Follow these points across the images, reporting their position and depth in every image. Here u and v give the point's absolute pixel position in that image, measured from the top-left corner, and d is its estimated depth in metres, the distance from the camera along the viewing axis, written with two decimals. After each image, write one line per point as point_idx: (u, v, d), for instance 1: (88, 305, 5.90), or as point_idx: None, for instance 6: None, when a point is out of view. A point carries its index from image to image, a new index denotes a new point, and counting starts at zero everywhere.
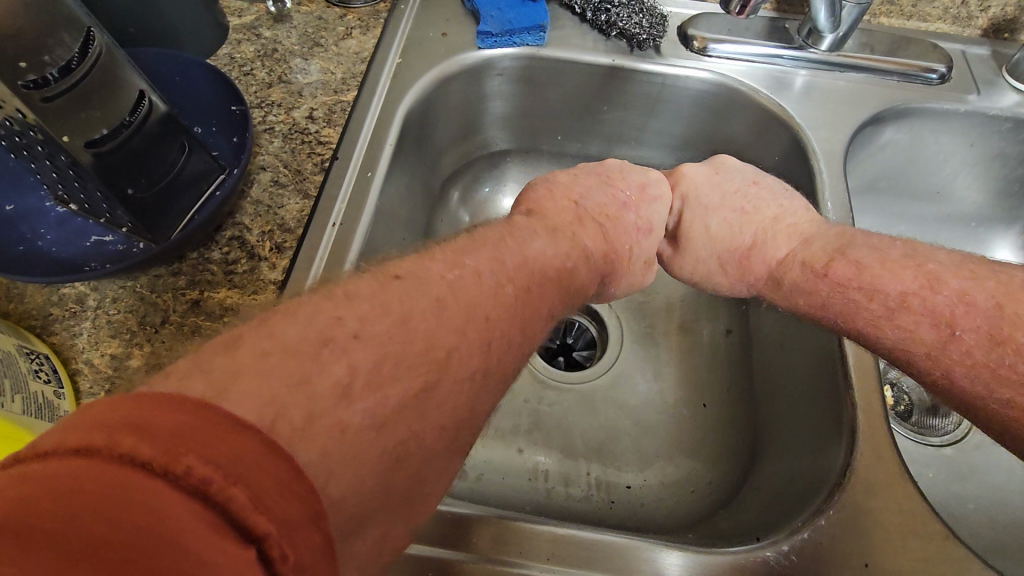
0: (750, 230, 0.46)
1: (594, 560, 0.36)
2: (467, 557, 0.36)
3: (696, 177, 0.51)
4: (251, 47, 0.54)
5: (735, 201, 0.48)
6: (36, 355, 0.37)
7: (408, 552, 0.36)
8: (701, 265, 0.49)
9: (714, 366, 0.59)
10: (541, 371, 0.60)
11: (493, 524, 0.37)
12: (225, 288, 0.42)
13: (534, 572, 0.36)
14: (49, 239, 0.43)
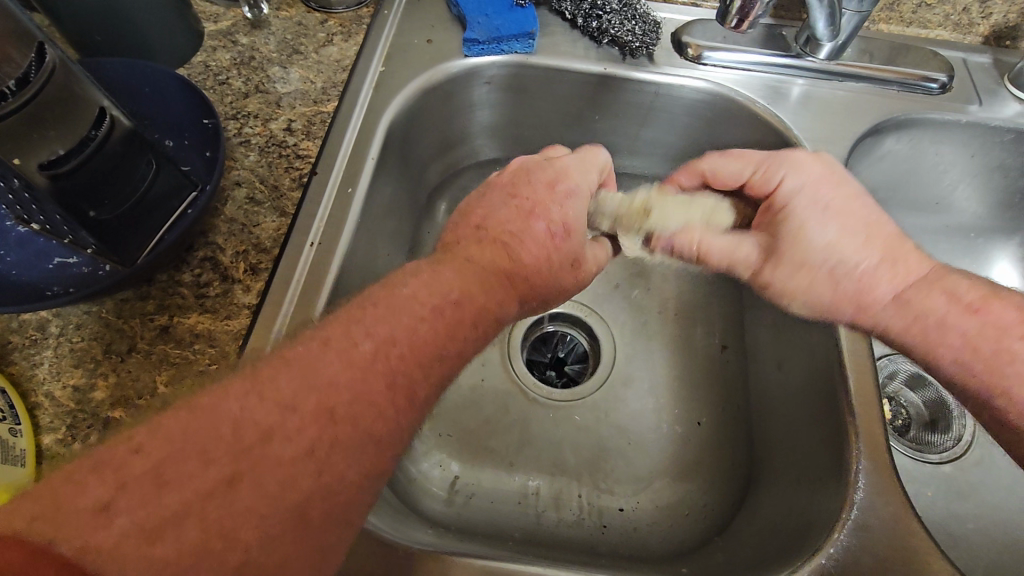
0: (876, 249, 0.40)
1: None
2: None
3: (818, 175, 0.41)
4: (227, 55, 0.52)
5: (862, 211, 0.40)
6: None
7: None
8: (797, 283, 0.41)
9: (710, 383, 0.57)
10: (532, 388, 0.59)
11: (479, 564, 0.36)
12: (196, 313, 0.40)
13: None
14: (9, 261, 0.41)
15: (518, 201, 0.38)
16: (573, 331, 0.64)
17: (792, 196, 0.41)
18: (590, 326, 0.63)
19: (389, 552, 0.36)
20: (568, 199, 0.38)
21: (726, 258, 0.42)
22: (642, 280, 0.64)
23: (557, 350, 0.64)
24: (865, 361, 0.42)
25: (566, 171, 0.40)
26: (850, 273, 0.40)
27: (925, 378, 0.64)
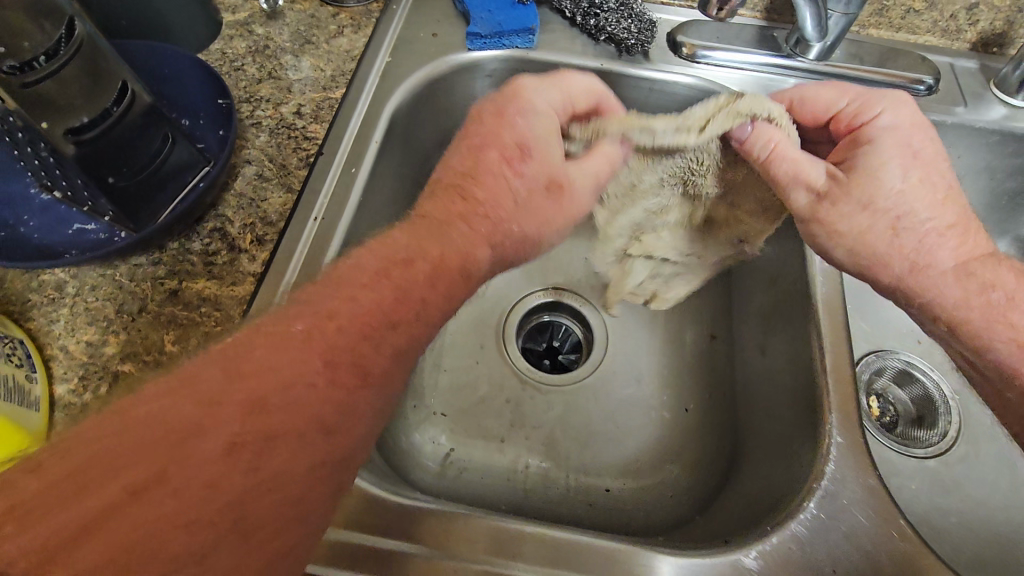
0: (945, 216, 0.40)
1: (583, 562, 0.36)
2: (434, 552, 0.36)
3: (909, 122, 0.41)
4: (243, 43, 0.55)
5: (945, 177, 0.40)
6: (10, 340, 0.37)
7: (377, 545, 0.36)
8: (856, 223, 0.40)
9: (697, 370, 0.59)
10: (524, 372, 0.60)
11: (470, 523, 0.37)
12: (203, 280, 0.42)
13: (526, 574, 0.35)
14: (32, 226, 0.43)
15: (468, 140, 0.42)
16: (568, 321, 0.65)
17: (885, 137, 0.41)
18: (585, 316, 0.64)
19: (377, 506, 0.38)
20: (520, 122, 0.41)
21: (794, 173, 0.41)
22: None
23: (552, 339, 0.65)
24: (842, 345, 0.43)
25: (522, 93, 0.42)
26: (912, 221, 0.40)
27: (912, 375, 0.65)
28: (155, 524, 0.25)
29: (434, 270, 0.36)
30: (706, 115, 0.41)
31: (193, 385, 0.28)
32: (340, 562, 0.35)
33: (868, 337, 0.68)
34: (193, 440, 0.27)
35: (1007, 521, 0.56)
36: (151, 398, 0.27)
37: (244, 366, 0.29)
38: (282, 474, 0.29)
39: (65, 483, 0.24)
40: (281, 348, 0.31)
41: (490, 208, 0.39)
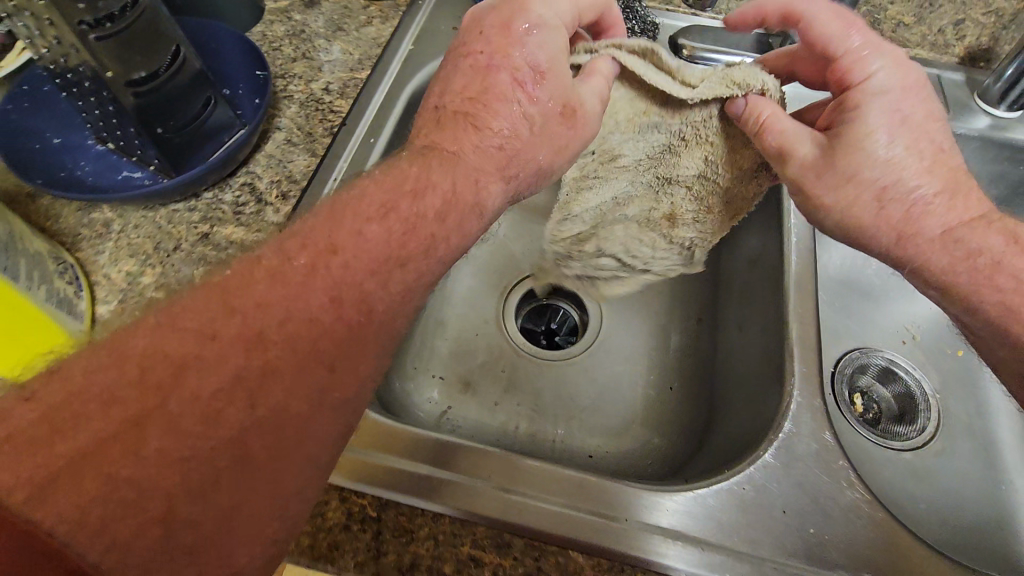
0: (933, 183, 0.41)
1: (587, 492, 0.38)
2: (459, 476, 0.38)
3: (895, 80, 0.41)
4: (282, 28, 0.61)
5: (932, 136, 0.41)
6: (62, 262, 0.42)
7: (404, 468, 0.38)
8: (841, 196, 0.42)
9: (682, 351, 0.62)
10: (520, 345, 0.64)
11: (481, 451, 0.40)
12: (231, 226, 0.48)
13: (539, 500, 0.37)
14: (86, 171, 0.49)
15: (474, 61, 0.42)
16: (566, 305, 0.69)
17: (872, 97, 0.41)
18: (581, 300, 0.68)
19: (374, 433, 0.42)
20: (528, 38, 0.41)
21: (785, 145, 0.41)
22: None
23: (550, 322, 0.68)
24: (810, 319, 0.46)
25: (528, 4, 0.41)
26: (895, 191, 0.41)
27: (894, 372, 0.68)
28: (156, 458, 0.26)
29: (441, 204, 0.38)
30: (636, 117, 0.47)
31: (186, 318, 0.29)
32: (368, 479, 0.38)
33: (850, 335, 0.70)
34: (189, 373, 0.28)
35: (974, 512, 0.58)
36: (142, 333, 0.28)
37: (236, 299, 0.31)
38: (284, 411, 0.30)
39: (55, 417, 0.25)
40: (283, 274, 0.32)
41: (501, 143, 0.41)
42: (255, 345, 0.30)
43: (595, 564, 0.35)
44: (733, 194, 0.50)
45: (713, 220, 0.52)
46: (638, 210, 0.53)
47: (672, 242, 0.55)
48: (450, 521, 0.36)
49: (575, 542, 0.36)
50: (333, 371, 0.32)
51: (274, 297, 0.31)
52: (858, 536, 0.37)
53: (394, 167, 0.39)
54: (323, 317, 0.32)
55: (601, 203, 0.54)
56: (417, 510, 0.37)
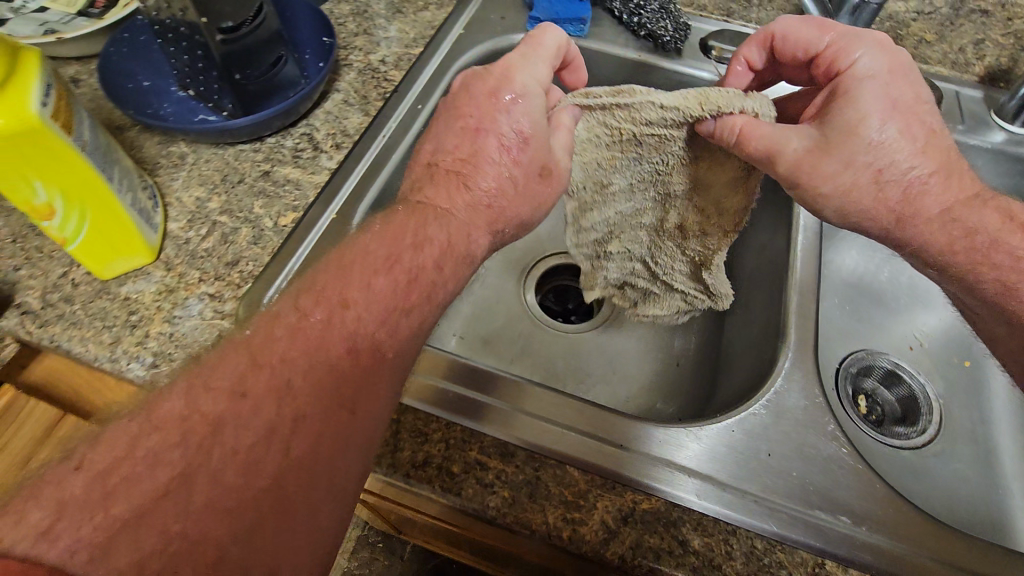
0: (927, 164, 0.44)
1: (604, 425, 0.41)
2: (496, 399, 0.42)
3: (877, 66, 0.44)
4: (347, 6, 0.68)
5: (921, 118, 0.44)
6: (146, 182, 0.47)
7: (448, 387, 0.42)
8: (840, 182, 0.43)
9: (691, 332, 0.65)
10: (536, 315, 0.68)
11: (511, 379, 0.43)
12: (290, 166, 0.53)
13: (560, 427, 0.41)
14: (167, 111, 0.55)
15: (464, 123, 0.48)
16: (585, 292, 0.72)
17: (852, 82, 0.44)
18: None
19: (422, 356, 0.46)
20: (513, 107, 0.47)
21: (769, 150, 0.43)
22: None
23: (567, 305, 0.72)
24: (810, 295, 0.49)
25: (512, 77, 0.47)
26: (889, 172, 0.43)
27: (900, 376, 0.69)
28: (204, 508, 0.29)
29: (438, 254, 0.43)
30: (612, 157, 0.51)
31: (219, 376, 0.33)
32: (423, 396, 0.42)
33: (856, 336, 0.73)
34: (228, 428, 0.31)
35: (971, 512, 0.59)
36: (177, 395, 0.31)
37: (265, 355, 0.34)
38: (317, 456, 0.34)
39: (109, 483, 0.28)
40: (304, 328, 0.36)
41: (490, 200, 0.47)
42: (289, 397, 0.34)
43: (589, 479, 0.39)
44: (726, 202, 0.52)
45: (715, 232, 0.54)
46: (649, 236, 0.58)
47: (687, 255, 0.57)
48: (460, 429, 0.40)
49: (572, 459, 0.39)
50: (355, 412, 0.36)
51: (300, 351, 0.35)
52: (834, 482, 0.40)
53: (389, 223, 0.43)
54: (341, 362, 0.36)
55: (607, 220, 0.57)
56: (431, 417, 0.41)
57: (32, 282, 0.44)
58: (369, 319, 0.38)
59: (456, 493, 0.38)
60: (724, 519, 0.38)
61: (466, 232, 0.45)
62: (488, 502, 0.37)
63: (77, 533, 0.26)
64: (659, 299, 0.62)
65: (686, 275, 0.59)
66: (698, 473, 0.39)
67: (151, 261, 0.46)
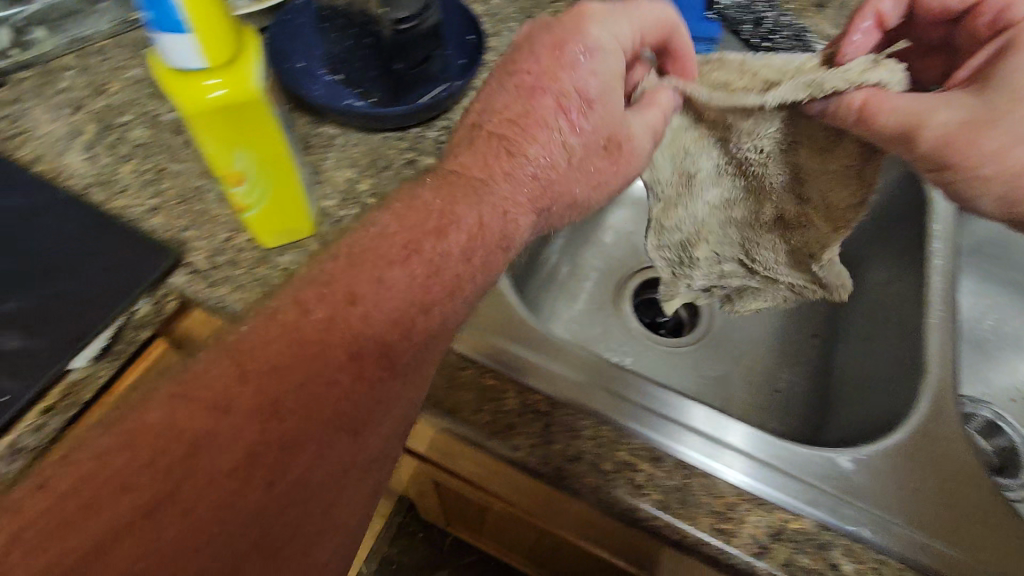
0: None
1: (652, 395, 0.43)
2: (540, 354, 0.44)
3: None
4: (481, 8, 0.70)
5: None
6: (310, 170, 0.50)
7: (500, 341, 0.44)
8: (1004, 163, 0.41)
9: (794, 359, 0.65)
10: (633, 327, 0.68)
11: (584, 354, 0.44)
12: (434, 157, 0.55)
13: (611, 397, 0.42)
14: (316, 91, 0.55)
15: (520, 80, 0.43)
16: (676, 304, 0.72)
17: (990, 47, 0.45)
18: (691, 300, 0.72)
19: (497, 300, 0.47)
20: (582, 63, 0.42)
21: (902, 122, 0.41)
22: None
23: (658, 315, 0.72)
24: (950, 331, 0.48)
25: (585, 29, 0.43)
26: None
27: (1000, 428, 0.67)
28: (171, 546, 0.28)
29: (466, 241, 0.38)
30: (701, 136, 0.51)
31: (200, 388, 0.31)
32: (483, 350, 0.43)
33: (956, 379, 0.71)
34: (204, 452, 0.30)
35: None
36: (154, 406, 0.30)
37: (251, 362, 0.32)
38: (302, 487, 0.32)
39: (71, 508, 0.28)
40: (301, 330, 0.33)
41: (536, 172, 0.42)
42: (272, 419, 0.31)
43: (738, 494, 0.39)
44: (834, 198, 0.48)
45: (817, 224, 0.50)
46: (739, 232, 0.54)
47: (783, 247, 0.53)
48: (609, 429, 0.41)
49: (720, 471, 0.40)
50: (358, 434, 0.33)
51: (290, 360, 0.32)
52: (983, 525, 0.39)
53: (413, 197, 0.40)
54: (343, 378, 0.33)
55: (693, 219, 0.54)
56: (581, 413, 0.41)
57: (198, 244, 0.46)
58: (382, 318, 0.35)
59: (610, 486, 0.38)
60: (871, 547, 0.38)
61: (502, 212, 0.40)
62: (641, 503, 0.38)
63: (36, 566, 0.27)
64: (758, 294, 0.57)
65: (791, 266, 0.54)
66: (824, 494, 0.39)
67: (309, 236, 0.48)
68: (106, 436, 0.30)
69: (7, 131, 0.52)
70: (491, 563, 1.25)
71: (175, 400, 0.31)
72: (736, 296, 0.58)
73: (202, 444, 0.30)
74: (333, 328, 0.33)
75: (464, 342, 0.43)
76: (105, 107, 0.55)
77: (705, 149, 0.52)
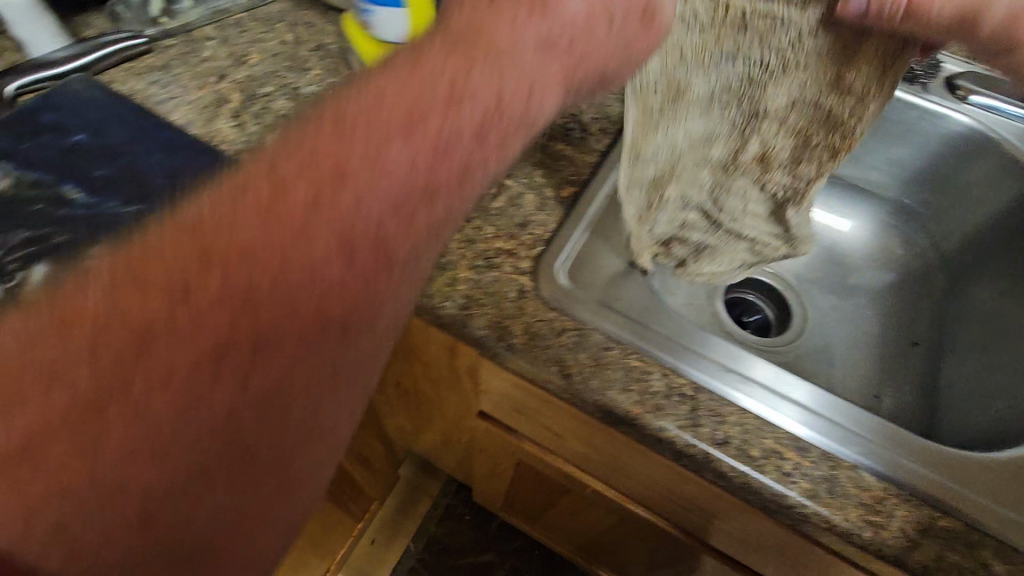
0: None
1: (668, 335, 0.45)
2: (575, 295, 0.45)
3: None
4: None
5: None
6: None
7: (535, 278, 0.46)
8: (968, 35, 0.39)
9: (896, 366, 0.64)
10: (722, 320, 0.66)
11: (707, 341, 0.45)
12: (563, 143, 0.55)
13: (632, 329, 0.44)
14: None
15: None
16: (763, 309, 0.71)
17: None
18: (781, 307, 0.71)
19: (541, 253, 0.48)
20: None
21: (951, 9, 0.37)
22: (843, 275, 0.73)
23: (743, 315, 0.70)
24: None
25: None
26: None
27: None
28: (123, 453, 0.27)
29: (480, 117, 0.34)
30: (703, 48, 0.42)
31: (151, 272, 0.28)
32: (504, 271, 0.46)
33: None
34: (156, 347, 0.28)
35: None
36: (95, 290, 0.27)
37: (215, 247, 0.29)
38: (271, 401, 0.31)
39: None
40: (279, 211, 0.30)
41: (570, 35, 0.37)
42: (245, 308, 0.29)
43: (884, 488, 0.39)
44: (784, 120, 0.44)
45: (817, 157, 0.45)
46: (712, 174, 0.49)
47: (763, 194, 0.49)
48: (753, 417, 0.41)
49: (867, 467, 0.40)
50: (347, 333, 0.32)
51: (267, 244, 0.29)
52: None
53: (419, 56, 0.34)
54: (328, 265, 0.31)
55: (673, 146, 0.47)
56: (725, 400, 0.42)
57: None
58: (389, 195, 0.32)
59: (758, 472, 0.39)
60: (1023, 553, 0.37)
61: (529, 86, 0.36)
62: (791, 491, 0.39)
63: None
64: (716, 253, 0.54)
65: (761, 218, 0.51)
66: (965, 497, 0.39)
67: None
68: (23, 319, 0.26)
69: (159, 94, 0.54)
70: (535, 551, 1.27)
71: (123, 285, 0.27)
72: (692, 256, 0.54)
73: (151, 348, 0.27)
74: (330, 201, 0.31)
75: (607, 323, 0.44)
76: (247, 76, 0.57)
77: (710, 62, 0.43)
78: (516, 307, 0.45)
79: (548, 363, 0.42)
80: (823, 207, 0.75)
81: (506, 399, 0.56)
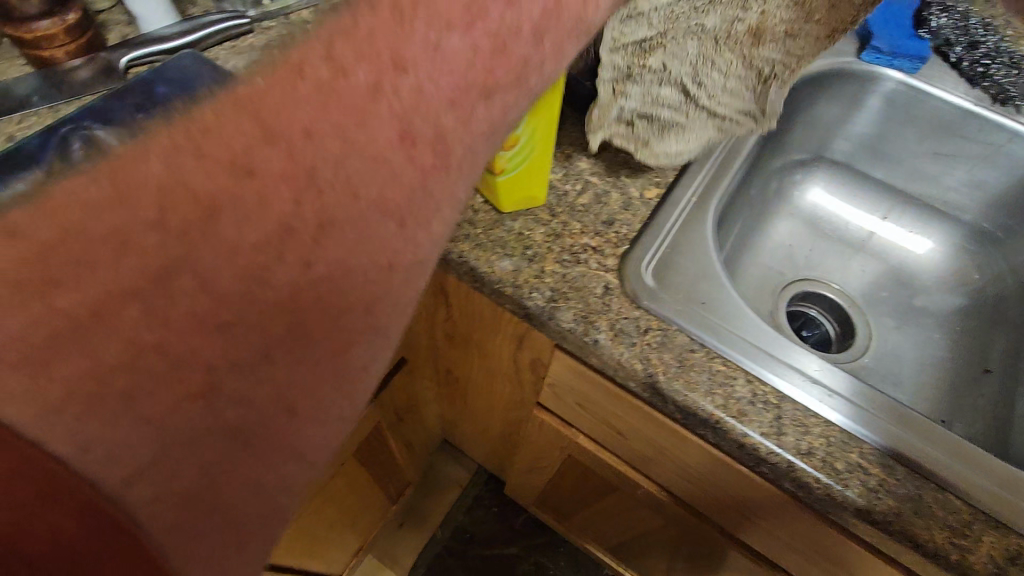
0: None
1: (716, 327, 0.45)
2: (634, 288, 0.46)
3: None
4: None
5: None
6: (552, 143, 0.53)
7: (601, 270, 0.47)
8: None
9: (964, 394, 0.62)
10: (784, 330, 0.67)
11: (772, 340, 0.45)
12: None
13: (688, 323, 0.45)
14: None
15: None
16: (826, 322, 0.71)
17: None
18: (844, 322, 0.70)
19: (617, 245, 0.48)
20: None
21: None
22: (909, 297, 0.72)
23: (803, 328, 0.70)
24: None
25: None
26: None
27: None
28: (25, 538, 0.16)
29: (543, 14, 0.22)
30: None
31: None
32: (576, 263, 0.47)
33: None
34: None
35: None
36: None
37: (93, 161, 0.14)
38: (196, 359, 0.18)
39: None
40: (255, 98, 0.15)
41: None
42: (242, 291, 0.18)
43: (971, 512, 0.39)
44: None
45: (809, 36, 0.42)
46: (699, 46, 0.43)
47: (748, 68, 0.44)
48: (838, 430, 0.41)
49: (955, 489, 0.39)
50: (403, 229, 0.21)
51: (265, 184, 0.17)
52: None
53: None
54: (364, 208, 0.20)
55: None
56: (810, 410, 0.42)
57: None
58: (399, 108, 0.19)
59: (842, 485, 0.39)
60: None
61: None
62: (876, 507, 0.38)
63: None
64: (681, 130, 0.48)
65: (735, 93, 0.45)
66: None
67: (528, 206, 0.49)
68: None
69: None
70: (561, 549, 1.28)
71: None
72: (657, 135, 0.47)
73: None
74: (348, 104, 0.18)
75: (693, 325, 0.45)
76: None
77: None
78: (602, 303, 0.45)
79: (632, 361, 0.43)
80: (895, 224, 0.75)
81: (572, 393, 0.57)
